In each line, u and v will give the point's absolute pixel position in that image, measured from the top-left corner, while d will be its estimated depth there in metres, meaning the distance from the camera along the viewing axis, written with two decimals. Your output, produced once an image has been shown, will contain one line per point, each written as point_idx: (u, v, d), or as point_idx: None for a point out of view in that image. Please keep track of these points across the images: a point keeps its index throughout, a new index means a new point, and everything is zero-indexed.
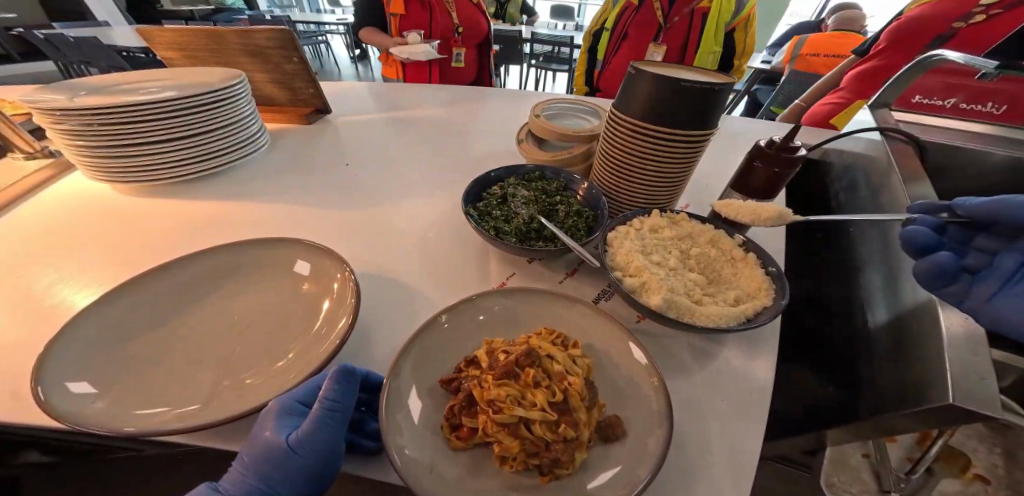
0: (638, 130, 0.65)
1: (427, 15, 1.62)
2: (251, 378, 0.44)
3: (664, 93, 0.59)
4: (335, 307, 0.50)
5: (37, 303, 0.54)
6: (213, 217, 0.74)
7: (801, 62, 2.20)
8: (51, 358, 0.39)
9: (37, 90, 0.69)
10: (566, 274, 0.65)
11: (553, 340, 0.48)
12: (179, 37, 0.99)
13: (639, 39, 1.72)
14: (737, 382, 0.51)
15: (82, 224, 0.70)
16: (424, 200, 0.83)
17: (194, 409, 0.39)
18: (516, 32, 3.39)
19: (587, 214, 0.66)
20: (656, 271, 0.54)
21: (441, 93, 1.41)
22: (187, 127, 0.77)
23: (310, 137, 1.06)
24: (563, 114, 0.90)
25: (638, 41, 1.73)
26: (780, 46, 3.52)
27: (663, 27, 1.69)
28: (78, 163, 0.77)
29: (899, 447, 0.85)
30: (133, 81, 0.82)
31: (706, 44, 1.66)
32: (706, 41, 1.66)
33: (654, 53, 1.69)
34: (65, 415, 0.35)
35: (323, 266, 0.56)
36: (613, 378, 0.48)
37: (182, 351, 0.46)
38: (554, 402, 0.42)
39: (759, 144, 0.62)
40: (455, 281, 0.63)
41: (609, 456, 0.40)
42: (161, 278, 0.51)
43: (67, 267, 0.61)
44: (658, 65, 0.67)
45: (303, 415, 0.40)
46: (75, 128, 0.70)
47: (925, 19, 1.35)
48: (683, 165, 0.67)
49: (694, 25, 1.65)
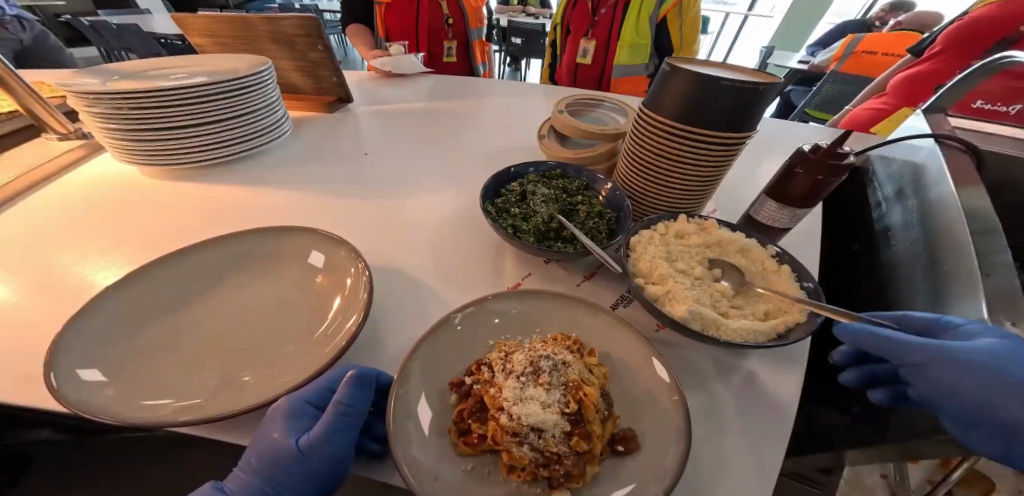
0: (669, 130, 0.61)
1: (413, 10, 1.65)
2: (260, 371, 0.43)
3: (700, 91, 0.55)
4: (347, 302, 0.49)
5: (64, 283, 0.56)
6: (234, 203, 0.75)
7: (857, 60, 2.09)
8: (65, 344, 0.39)
9: (73, 75, 0.71)
10: (584, 277, 0.63)
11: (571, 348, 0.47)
12: (210, 24, 1.01)
13: (574, 34, 1.69)
14: (764, 401, 0.48)
15: (110, 208, 0.71)
16: (440, 194, 0.82)
17: (203, 400, 0.39)
18: (540, 26, 3.34)
19: (609, 216, 0.64)
20: (681, 280, 0.52)
21: (459, 85, 1.39)
22: (211, 114, 0.78)
23: (332, 126, 1.06)
24: (588, 111, 0.86)
25: (576, 36, 1.68)
26: (821, 46, 3.33)
27: (594, 22, 1.61)
28: (109, 146, 0.79)
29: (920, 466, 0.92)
30: (164, 67, 0.84)
31: (627, 37, 1.54)
32: (626, 34, 1.54)
33: (586, 48, 1.64)
34: (75, 403, 0.35)
35: (336, 260, 0.55)
36: (630, 390, 0.45)
37: (198, 338, 0.47)
38: (567, 412, 0.40)
39: (802, 150, 0.55)
40: (470, 280, 0.61)
41: (623, 472, 0.38)
42: (181, 265, 0.52)
43: (93, 248, 0.62)
44: (696, 62, 0.63)
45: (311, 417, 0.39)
46: (107, 111, 0.71)
47: (989, 21, 1.27)
48: (716, 168, 0.63)
49: (616, 19, 1.55)
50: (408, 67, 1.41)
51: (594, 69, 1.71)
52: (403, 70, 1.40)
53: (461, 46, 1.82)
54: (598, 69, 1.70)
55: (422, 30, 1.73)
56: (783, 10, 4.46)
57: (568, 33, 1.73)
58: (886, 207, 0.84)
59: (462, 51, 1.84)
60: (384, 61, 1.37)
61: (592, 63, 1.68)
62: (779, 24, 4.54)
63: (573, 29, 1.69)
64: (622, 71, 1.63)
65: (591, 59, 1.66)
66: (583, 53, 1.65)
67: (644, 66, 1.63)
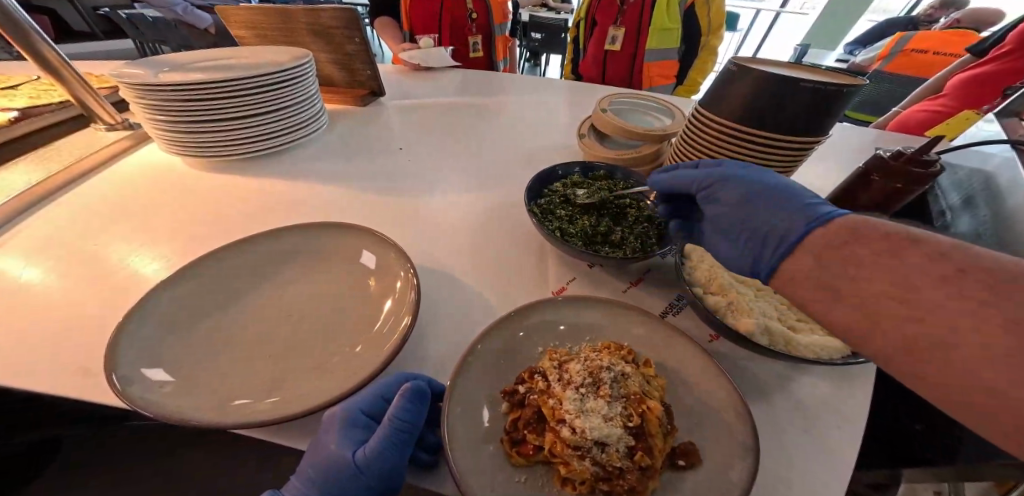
0: (729, 133, 0.58)
1: (438, 3, 1.66)
2: (309, 373, 0.42)
3: (770, 91, 0.51)
4: (396, 303, 0.48)
5: (118, 274, 0.56)
6: (274, 196, 0.75)
7: (902, 60, 1.97)
8: (125, 340, 0.39)
9: (125, 67, 0.72)
10: (630, 283, 0.60)
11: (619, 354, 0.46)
12: (252, 16, 1.01)
13: (601, 26, 1.64)
14: (833, 420, 0.44)
15: (156, 199, 0.72)
16: (477, 192, 0.80)
17: (258, 400, 0.38)
18: (563, 21, 3.29)
19: (659, 220, 0.61)
20: (743, 290, 0.50)
21: (489, 80, 1.37)
22: (254, 106, 0.78)
23: (365, 120, 1.06)
24: (632, 110, 0.83)
25: (603, 25, 1.64)
26: (861, 44, 3.17)
27: (622, 9, 1.57)
28: (156, 138, 0.80)
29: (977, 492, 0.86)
30: (208, 59, 0.84)
31: (656, 22, 1.51)
32: (656, 18, 1.50)
33: (614, 34, 1.59)
34: (137, 399, 0.35)
35: (383, 259, 0.54)
36: (689, 405, 0.43)
37: (248, 334, 0.46)
38: (629, 426, 0.38)
39: (880, 155, 0.51)
40: (513, 282, 0.59)
41: (689, 490, 0.36)
42: (229, 259, 0.52)
43: (142, 239, 0.63)
44: (761, 62, 0.59)
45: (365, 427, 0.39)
46: (156, 103, 0.72)
47: None
48: (776, 174, 0.60)
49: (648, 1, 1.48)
50: (438, 61, 1.39)
51: (624, 56, 1.63)
52: (433, 64, 1.39)
53: (486, 40, 1.78)
54: (627, 57, 1.63)
55: (447, 19, 1.70)
56: (819, 6, 4.27)
57: (595, 25, 1.68)
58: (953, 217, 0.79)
59: (486, 45, 1.80)
60: (414, 56, 1.37)
61: (622, 50, 1.62)
62: (814, 21, 4.35)
63: (599, 19, 1.64)
64: (654, 56, 1.58)
65: (620, 45, 1.60)
66: (613, 41, 1.60)
67: (674, 49, 1.59)
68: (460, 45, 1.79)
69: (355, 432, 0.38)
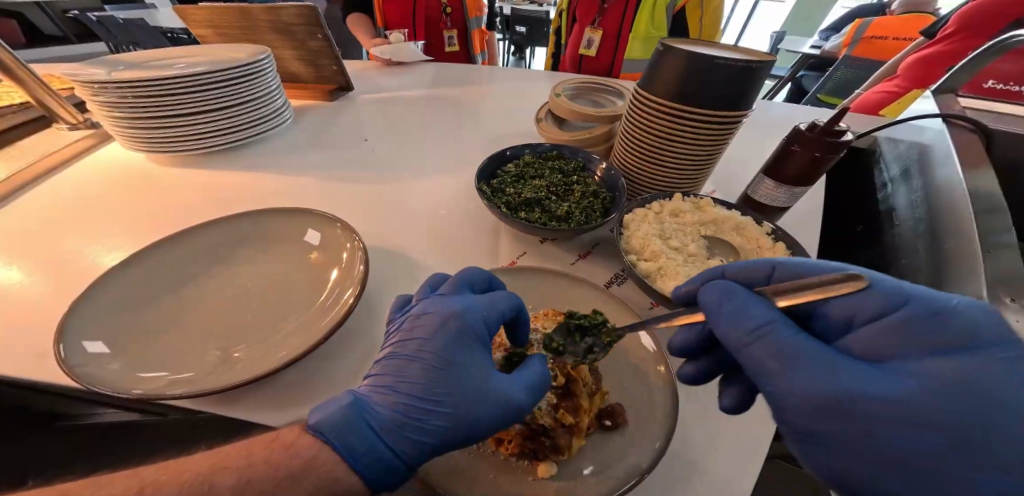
0: (664, 109, 0.60)
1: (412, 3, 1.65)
2: (253, 349, 0.44)
3: (693, 69, 0.54)
4: (342, 278, 0.51)
5: (76, 265, 0.58)
6: (236, 188, 0.77)
7: (864, 47, 2.04)
8: (72, 319, 0.41)
9: (80, 66, 0.73)
10: (578, 256, 0.63)
11: (496, 347, 0.48)
12: (211, 14, 1.02)
13: (581, 23, 1.65)
14: None
15: (119, 193, 0.74)
16: (439, 177, 0.82)
17: (199, 374, 0.40)
18: (544, 13, 3.30)
19: (603, 195, 0.64)
20: (673, 257, 0.53)
21: (459, 72, 1.39)
22: (213, 101, 0.80)
23: (331, 114, 1.07)
24: (585, 95, 0.86)
25: (581, 25, 1.65)
26: (835, 31, 3.25)
27: (603, 10, 1.57)
28: (118, 135, 0.81)
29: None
30: (166, 57, 0.85)
31: (640, 28, 1.52)
32: (640, 26, 1.52)
33: (591, 38, 1.61)
34: (79, 373, 0.37)
35: (331, 238, 0.56)
36: (617, 365, 0.46)
37: (198, 317, 0.48)
38: (555, 386, 0.42)
39: (799, 128, 0.55)
40: (464, 259, 0.62)
41: (609, 445, 0.38)
42: (180, 248, 0.54)
43: (103, 231, 0.65)
44: (690, 42, 0.62)
45: (480, 345, 0.39)
46: (111, 100, 0.73)
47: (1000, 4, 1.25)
48: (710, 149, 0.63)
49: (629, 9, 1.52)
50: (408, 56, 1.40)
51: (603, 60, 1.66)
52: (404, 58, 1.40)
53: (462, 34, 1.81)
54: (605, 62, 1.66)
55: (420, 14, 1.69)
56: None
57: (574, 22, 1.69)
58: (892, 188, 0.83)
59: (462, 39, 1.83)
60: (384, 50, 1.37)
61: (598, 56, 1.65)
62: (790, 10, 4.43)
63: (579, 18, 1.65)
64: (633, 66, 1.61)
65: (596, 50, 1.62)
66: (588, 45, 1.61)
67: None
68: (437, 38, 1.81)
69: (478, 351, 0.38)
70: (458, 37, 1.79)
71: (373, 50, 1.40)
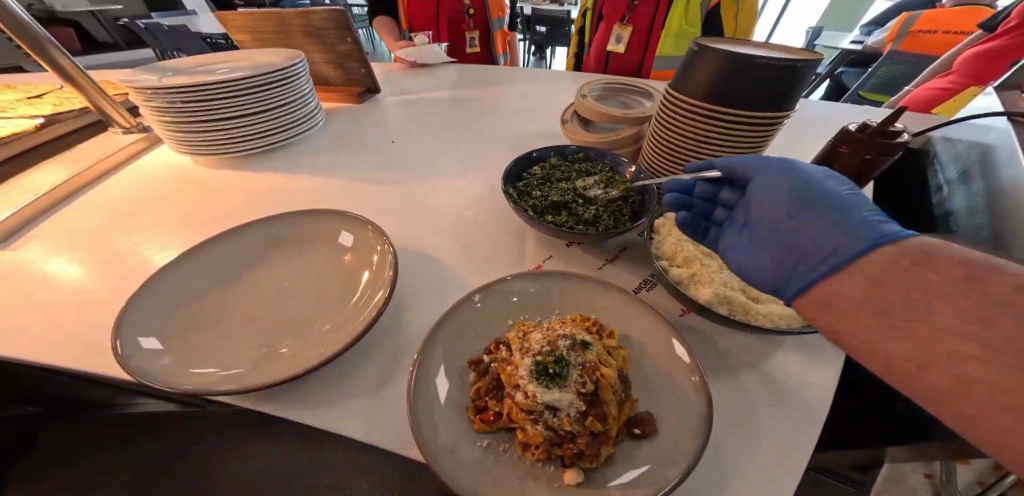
0: (698, 110, 0.58)
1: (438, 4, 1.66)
2: (289, 347, 0.46)
3: (731, 69, 0.52)
4: (373, 280, 0.52)
5: (129, 262, 0.62)
6: (272, 189, 0.80)
7: (910, 41, 1.92)
8: (128, 316, 0.44)
9: (133, 73, 0.78)
10: (606, 260, 0.62)
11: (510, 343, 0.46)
12: (249, 21, 1.06)
13: (607, 20, 1.61)
14: (797, 386, 0.45)
15: (166, 194, 0.78)
16: (465, 179, 0.83)
17: (241, 371, 0.42)
18: (564, 13, 3.27)
19: (632, 199, 0.62)
20: (707, 263, 0.51)
21: (483, 73, 1.40)
22: (251, 105, 0.83)
23: (359, 116, 1.10)
24: (612, 96, 0.84)
25: (608, 22, 1.61)
26: (878, 25, 3.07)
27: (633, 6, 1.55)
28: (166, 138, 0.86)
29: (971, 470, 1.01)
30: (209, 63, 0.89)
31: (673, 25, 1.49)
32: (671, 23, 1.49)
33: (619, 34, 1.56)
34: (133, 368, 0.39)
35: (363, 239, 0.58)
36: (648, 374, 0.45)
37: (239, 315, 0.50)
38: (583, 392, 0.41)
39: (848, 129, 0.52)
40: (491, 262, 0.62)
41: (640, 455, 0.37)
42: (222, 247, 0.56)
43: (153, 230, 0.69)
44: (727, 40, 0.60)
45: None
46: (160, 105, 0.77)
47: None
48: (746, 151, 0.61)
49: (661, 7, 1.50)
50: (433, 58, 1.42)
51: (629, 58, 1.63)
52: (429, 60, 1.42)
53: (485, 36, 1.82)
54: (633, 59, 1.64)
55: (444, 16, 1.72)
56: None
57: (600, 20, 1.66)
58: (949, 191, 0.77)
59: (485, 41, 1.84)
60: (410, 52, 1.39)
61: (626, 52, 1.61)
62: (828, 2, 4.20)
63: (605, 16, 1.62)
64: (662, 63, 1.57)
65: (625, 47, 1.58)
66: (617, 41, 1.57)
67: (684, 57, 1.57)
68: (460, 39, 1.82)
69: None
70: (481, 38, 1.80)
71: (399, 53, 1.43)
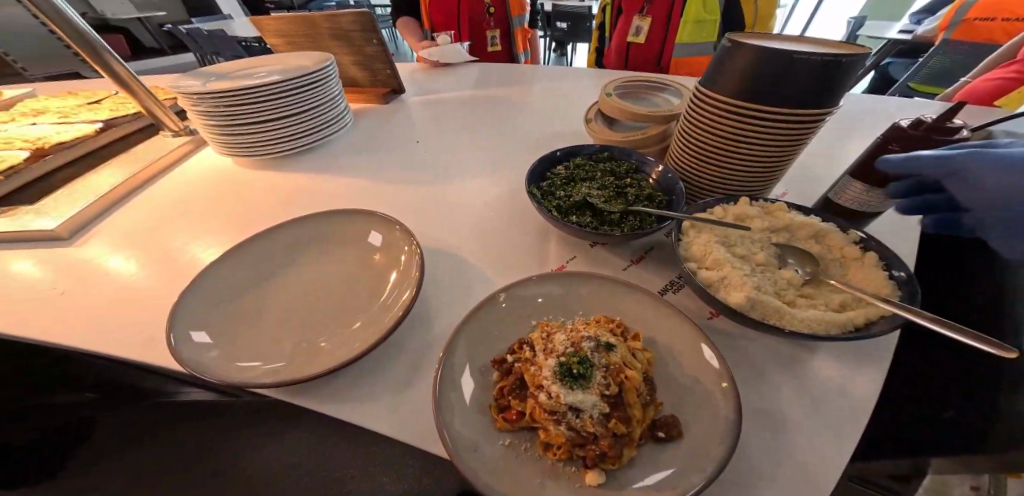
0: (730, 109, 0.56)
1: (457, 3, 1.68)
2: (322, 342, 0.48)
3: (767, 66, 0.50)
4: (400, 278, 0.54)
5: (179, 258, 0.67)
6: (305, 189, 0.83)
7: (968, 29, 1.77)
8: (180, 311, 0.47)
9: (180, 80, 0.83)
10: (631, 261, 0.61)
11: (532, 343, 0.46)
12: (282, 25, 1.10)
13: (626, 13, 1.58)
14: (836, 397, 0.43)
15: (210, 195, 0.83)
16: (488, 178, 0.84)
17: (280, 365, 0.45)
18: (587, 9, 3.20)
19: (659, 199, 0.61)
20: (739, 265, 0.49)
21: (506, 72, 1.40)
22: (285, 108, 0.87)
23: (386, 117, 1.12)
24: (639, 93, 0.82)
25: (627, 15, 1.58)
26: (930, 11, 2.84)
27: None
28: (209, 141, 0.91)
29: None
30: (247, 68, 0.94)
31: (691, 13, 1.43)
32: (691, 8, 1.42)
33: (640, 25, 1.54)
34: (185, 359, 0.42)
35: (391, 239, 0.60)
36: (675, 378, 0.44)
37: (277, 311, 0.53)
38: (607, 395, 0.40)
39: (900, 125, 0.50)
40: (514, 262, 0.62)
41: (665, 460, 0.37)
42: (261, 246, 0.59)
43: (199, 229, 0.74)
44: (762, 35, 0.57)
45: None
46: (205, 109, 0.82)
47: None
48: (782, 151, 0.58)
49: None
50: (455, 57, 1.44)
51: (650, 48, 1.58)
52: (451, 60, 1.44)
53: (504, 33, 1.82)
54: (654, 50, 1.58)
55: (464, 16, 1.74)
56: None
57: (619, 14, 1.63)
58: None
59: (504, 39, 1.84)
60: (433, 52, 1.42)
61: (647, 42, 1.56)
62: None
63: (625, 9, 1.59)
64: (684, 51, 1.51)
65: (646, 38, 1.55)
66: (636, 32, 1.55)
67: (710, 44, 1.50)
68: (479, 40, 1.83)
69: None
70: (501, 36, 1.80)
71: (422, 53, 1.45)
